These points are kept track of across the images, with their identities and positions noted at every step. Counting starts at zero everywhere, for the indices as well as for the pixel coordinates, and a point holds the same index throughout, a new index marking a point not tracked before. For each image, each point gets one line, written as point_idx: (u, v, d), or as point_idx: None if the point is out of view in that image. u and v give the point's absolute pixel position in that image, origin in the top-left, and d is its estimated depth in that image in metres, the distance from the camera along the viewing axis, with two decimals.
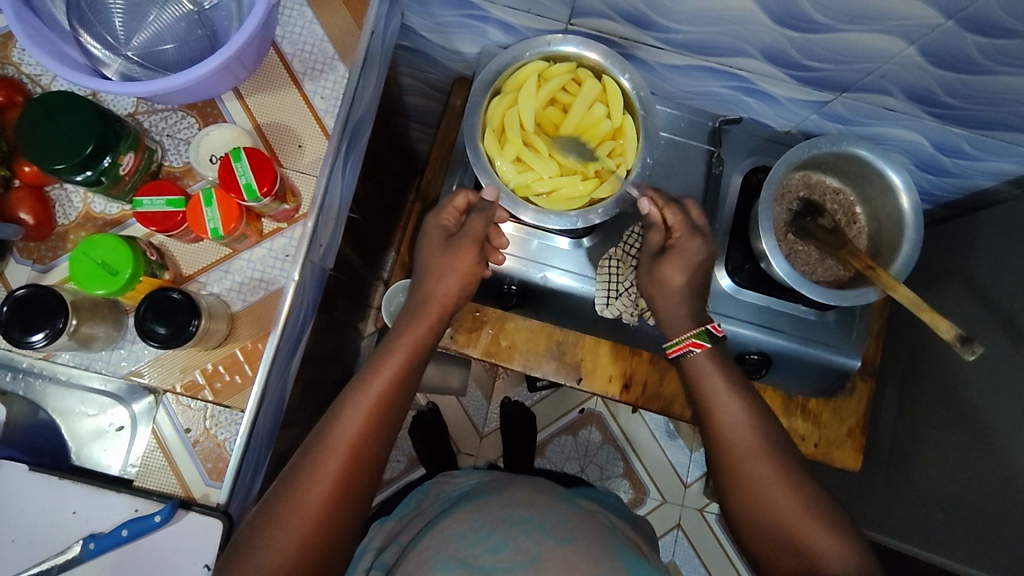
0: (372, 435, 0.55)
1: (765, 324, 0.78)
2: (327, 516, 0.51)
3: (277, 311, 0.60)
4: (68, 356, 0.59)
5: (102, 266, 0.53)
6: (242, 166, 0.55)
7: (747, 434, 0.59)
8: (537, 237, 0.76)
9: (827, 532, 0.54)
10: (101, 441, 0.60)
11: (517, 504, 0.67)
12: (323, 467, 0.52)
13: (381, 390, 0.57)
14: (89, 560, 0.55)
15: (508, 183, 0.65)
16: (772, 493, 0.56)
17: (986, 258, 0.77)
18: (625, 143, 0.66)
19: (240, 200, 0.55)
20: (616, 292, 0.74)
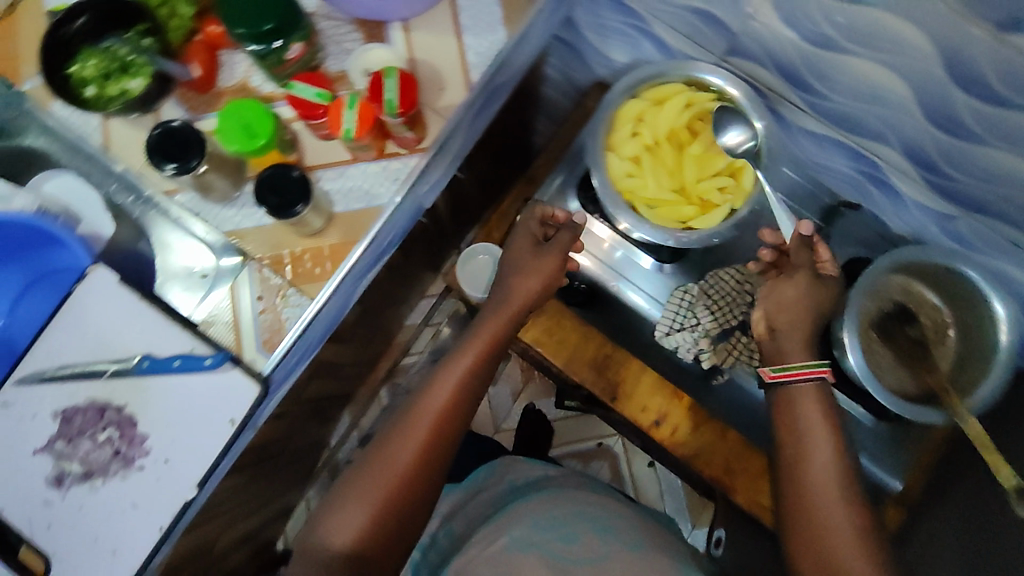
0: (458, 408, 0.61)
1: None
2: (418, 465, 0.57)
3: (371, 225, 0.65)
4: (185, 199, 0.65)
5: (247, 126, 0.58)
6: (391, 83, 0.59)
7: (829, 484, 0.56)
8: (623, 248, 0.80)
9: None
10: (184, 281, 0.66)
11: (585, 501, 0.71)
12: (408, 435, 0.58)
13: (469, 365, 0.62)
14: (136, 377, 0.59)
15: (615, 182, 0.65)
16: (842, 547, 0.53)
17: None
18: (740, 181, 0.65)
19: (378, 110, 0.59)
20: (682, 325, 0.71)
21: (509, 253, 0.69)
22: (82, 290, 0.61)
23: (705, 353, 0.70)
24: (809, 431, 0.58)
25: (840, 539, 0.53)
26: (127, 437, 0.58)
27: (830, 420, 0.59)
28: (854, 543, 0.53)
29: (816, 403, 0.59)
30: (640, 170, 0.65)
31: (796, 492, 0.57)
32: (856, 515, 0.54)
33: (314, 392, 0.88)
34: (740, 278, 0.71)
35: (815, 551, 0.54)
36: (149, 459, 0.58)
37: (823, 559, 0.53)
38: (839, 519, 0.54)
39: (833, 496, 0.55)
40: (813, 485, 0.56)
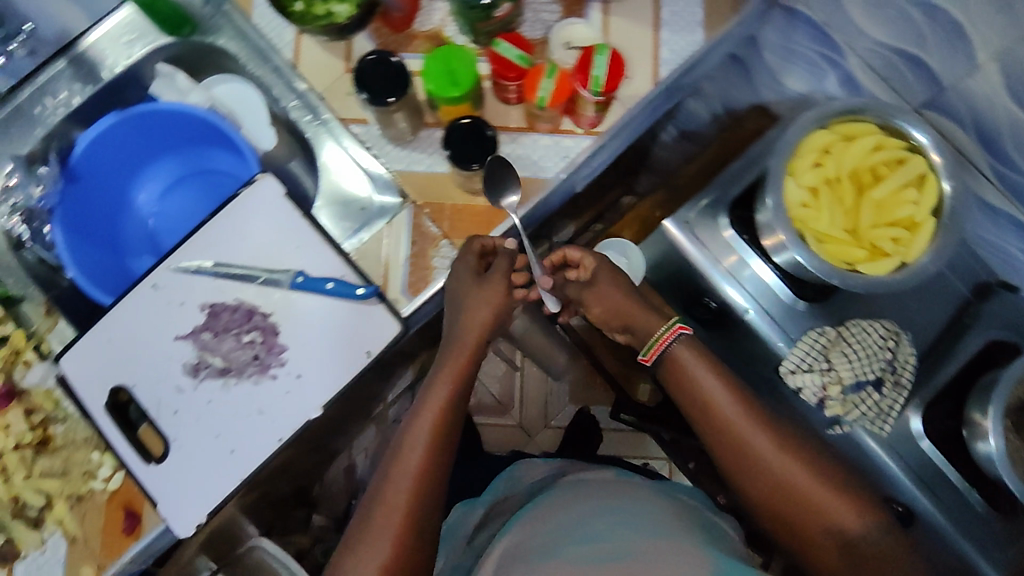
0: (434, 458, 0.57)
1: (927, 483, 0.71)
2: (411, 516, 0.55)
3: (532, 196, 0.64)
4: (361, 130, 0.66)
5: (453, 73, 0.58)
6: (601, 60, 0.59)
7: (741, 414, 0.57)
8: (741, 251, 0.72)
9: (840, 497, 0.55)
10: (339, 210, 0.66)
11: (604, 497, 0.68)
12: (395, 484, 0.55)
13: (436, 415, 0.58)
14: (288, 290, 0.60)
15: (788, 208, 0.64)
16: (784, 466, 0.56)
17: None
18: (914, 237, 0.63)
19: (581, 86, 0.59)
20: (817, 368, 0.70)
21: (459, 291, 0.60)
22: (249, 194, 0.62)
23: (832, 400, 0.71)
24: (697, 369, 0.59)
25: (780, 463, 0.56)
26: (268, 344, 0.59)
27: (704, 355, 0.60)
28: (807, 474, 0.56)
29: (693, 353, 0.60)
30: (815, 202, 0.64)
31: (721, 436, 0.58)
32: (781, 438, 0.57)
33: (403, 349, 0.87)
34: (883, 334, 0.71)
35: (779, 493, 0.56)
36: (282, 371, 0.59)
37: (781, 497, 0.56)
38: (769, 446, 0.56)
39: (748, 420, 0.57)
40: (733, 416, 0.57)
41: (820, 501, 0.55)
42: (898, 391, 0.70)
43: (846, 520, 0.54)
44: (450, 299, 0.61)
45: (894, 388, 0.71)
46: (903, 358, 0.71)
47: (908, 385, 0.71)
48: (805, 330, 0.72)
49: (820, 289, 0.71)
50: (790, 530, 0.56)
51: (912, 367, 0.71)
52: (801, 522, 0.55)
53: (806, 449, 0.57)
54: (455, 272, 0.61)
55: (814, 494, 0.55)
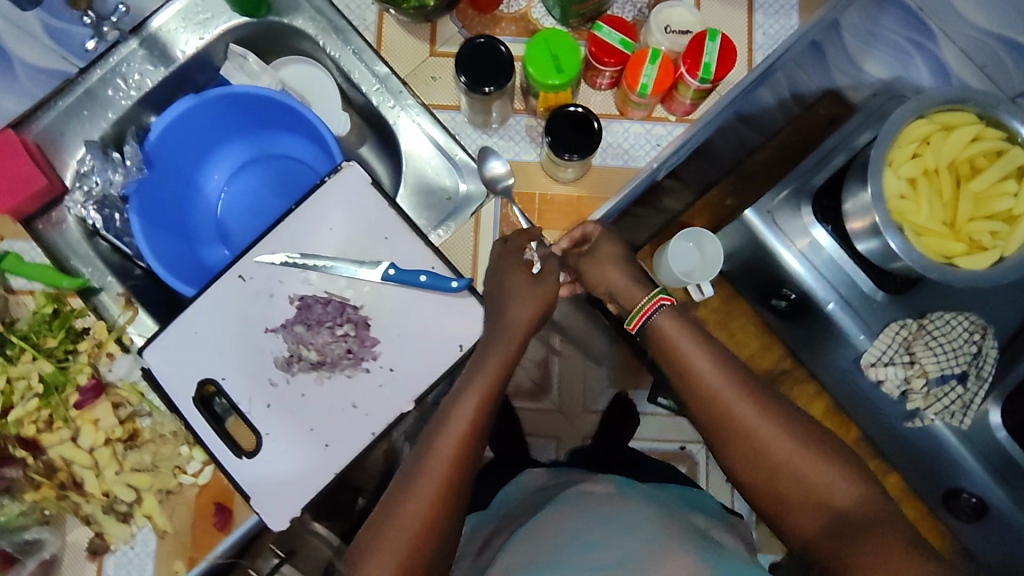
0: (454, 487, 0.49)
1: (1001, 475, 0.71)
2: (419, 540, 0.48)
3: (622, 184, 0.64)
4: (449, 117, 0.66)
5: (553, 56, 0.58)
6: (712, 46, 0.58)
7: (724, 387, 0.50)
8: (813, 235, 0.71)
9: (826, 460, 0.48)
10: (424, 199, 0.66)
11: (591, 498, 0.59)
12: (412, 502, 0.48)
13: (457, 441, 0.50)
14: (378, 282, 0.59)
15: (885, 200, 0.63)
16: (769, 436, 0.49)
17: None
18: (1013, 230, 0.62)
19: (690, 73, 0.59)
20: (900, 361, 0.71)
21: (506, 294, 0.56)
22: (333, 182, 0.60)
23: (915, 393, 0.72)
24: (681, 344, 0.52)
25: (768, 437, 0.49)
26: (361, 338, 0.58)
27: (694, 331, 0.53)
28: (790, 439, 0.49)
29: (679, 325, 0.53)
30: (912, 194, 0.63)
31: (714, 424, 0.51)
32: (770, 409, 0.50)
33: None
34: (969, 327, 0.70)
35: (771, 472, 0.49)
36: (374, 364, 0.58)
37: (766, 466, 0.49)
38: (758, 416, 0.49)
39: (733, 392, 0.50)
40: (720, 392, 0.50)
41: (811, 469, 0.48)
42: (979, 384, 0.71)
43: (836, 488, 0.47)
44: (491, 304, 0.57)
45: (975, 380, 0.71)
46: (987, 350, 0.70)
47: (988, 378, 0.71)
48: (891, 323, 0.71)
49: (904, 281, 0.70)
50: (783, 504, 0.48)
51: (995, 358, 0.70)
52: (809, 510, 0.47)
53: (794, 416, 0.50)
54: (507, 273, 0.57)
55: (801, 463, 0.48)
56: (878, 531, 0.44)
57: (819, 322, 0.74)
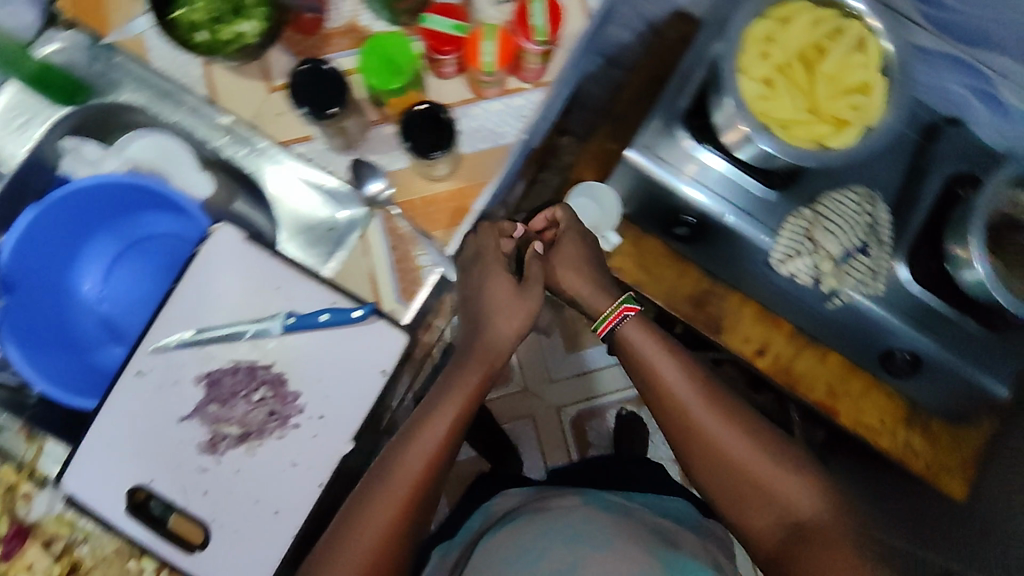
0: (420, 495, 0.56)
1: (922, 324, 0.73)
2: (388, 542, 0.54)
3: (498, 165, 0.62)
4: (306, 148, 0.62)
5: (392, 61, 0.56)
6: (539, 8, 0.59)
7: (687, 394, 0.61)
8: (696, 155, 0.72)
9: (789, 474, 0.57)
10: (307, 236, 0.64)
11: (552, 514, 0.70)
12: (376, 510, 0.55)
13: (423, 467, 0.56)
14: (281, 334, 0.57)
15: (747, 104, 0.64)
16: (730, 442, 0.59)
17: None
18: (872, 99, 0.63)
19: (525, 38, 0.59)
20: (802, 249, 0.73)
21: (488, 305, 0.64)
22: (206, 250, 0.57)
23: (826, 275, 0.74)
24: (655, 357, 0.63)
25: (727, 441, 0.59)
26: (280, 395, 0.56)
27: (666, 344, 0.64)
28: (749, 448, 0.59)
29: (643, 331, 0.65)
30: (770, 92, 0.64)
31: (680, 421, 0.61)
32: (731, 415, 0.60)
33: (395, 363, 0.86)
34: (857, 200, 0.73)
35: (731, 470, 0.59)
36: (303, 416, 0.56)
37: (724, 468, 0.59)
38: (718, 425, 0.60)
39: (700, 402, 0.61)
40: (689, 399, 0.61)
41: (768, 475, 0.58)
42: (885, 249, 0.73)
43: (793, 498, 0.56)
44: (472, 308, 0.65)
45: (881, 246, 0.73)
46: (880, 216, 0.73)
47: (887, 240, 0.73)
48: (786, 215, 0.73)
49: (786, 176, 0.71)
50: (743, 501, 0.59)
51: (892, 222, 0.73)
52: (756, 499, 0.58)
53: (757, 429, 0.60)
54: (488, 277, 0.64)
55: (758, 466, 0.58)
56: (824, 535, 0.54)
57: (725, 238, 0.76)
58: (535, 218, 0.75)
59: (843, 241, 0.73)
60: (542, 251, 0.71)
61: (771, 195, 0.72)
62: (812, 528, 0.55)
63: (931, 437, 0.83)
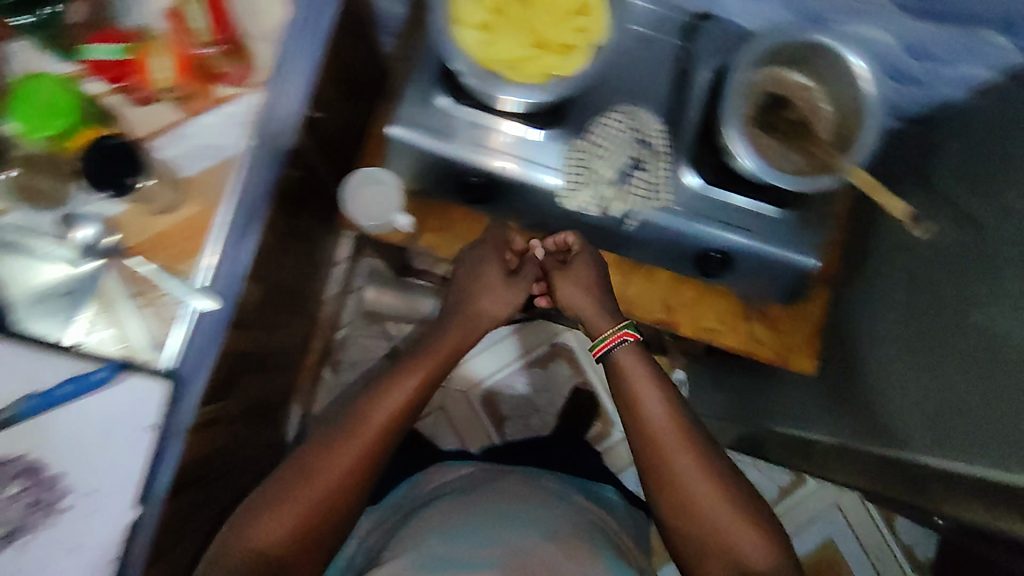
0: (372, 464, 0.63)
1: (725, 220, 0.73)
2: (338, 494, 0.61)
3: (228, 180, 0.61)
4: (16, 218, 0.58)
5: (58, 102, 0.54)
6: (200, 12, 0.60)
7: (659, 426, 0.68)
8: (455, 109, 0.71)
9: (753, 529, 0.62)
10: (40, 308, 0.58)
11: (516, 499, 0.88)
12: (341, 451, 0.62)
13: (370, 435, 0.63)
14: (24, 421, 0.55)
15: (471, 52, 0.61)
16: (692, 486, 0.64)
17: (948, 165, 0.73)
18: (593, 18, 0.62)
19: (197, 47, 0.59)
20: (583, 182, 0.72)
21: (482, 281, 0.78)
22: None
23: (613, 202, 0.74)
24: (644, 387, 0.70)
25: (688, 476, 0.65)
26: (44, 482, 0.56)
27: (659, 379, 0.71)
28: (711, 494, 0.64)
29: (633, 357, 0.72)
30: (492, 34, 0.61)
31: (652, 446, 0.67)
32: (701, 454, 0.66)
33: (238, 391, 0.87)
34: (621, 120, 0.73)
35: (678, 506, 0.65)
36: (74, 496, 0.57)
37: (688, 514, 0.64)
38: (686, 464, 0.65)
39: (671, 438, 0.66)
40: (661, 440, 0.66)
41: (728, 526, 0.62)
42: (667, 162, 0.73)
43: (748, 550, 0.61)
44: (466, 276, 0.79)
45: (660, 159, 0.73)
46: (650, 128, 0.73)
47: (668, 151, 0.73)
48: (555, 151, 0.72)
49: (551, 111, 0.70)
50: (704, 548, 0.63)
51: (665, 134, 0.73)
52: (706, 535, 0.63)
53: (730, 478, 0.65)
54: (484, 260, 0.78)
55: (721, 513, 0.63)
56: None
57: (514, 190, 0.75)
58: (513, 232, 0.80)
59: (618, 164, 0.72)
60: (558, 262, 0.79)
61: (543, 135, 0.72)
62: None
63: (772, 323, 0.84)
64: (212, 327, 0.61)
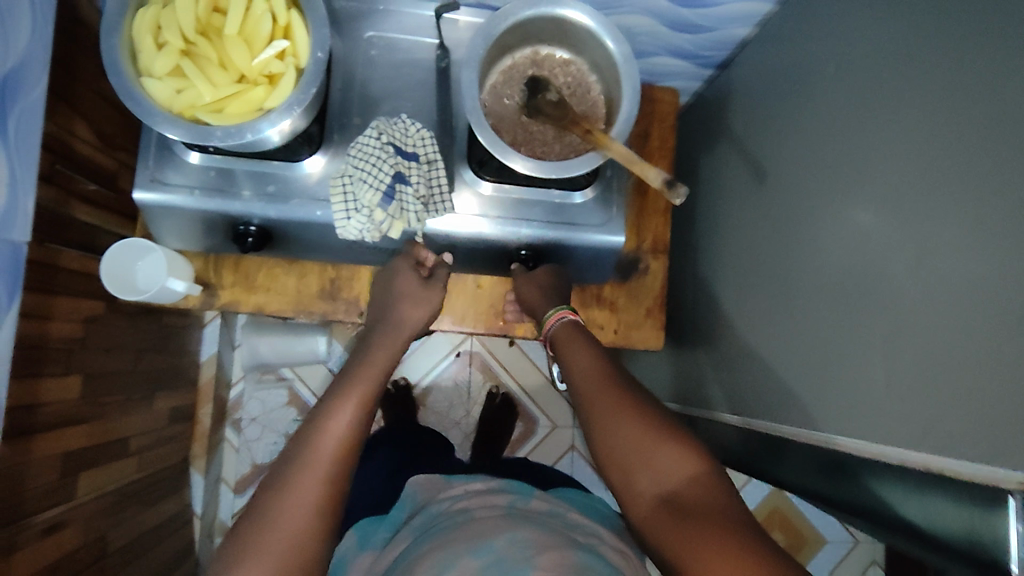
0: (338, 480, 0.55)
1: (521, 217, 0.74)
2: (304, 539, 0.51)
3: None
4: None
5: None
6: None
7: (587, 361, 0.64)
8: (206, 162, 0.67)
9: (671, 448, 0.54)
10: None
11: (492, 524, 0.69)
12: (310, 469, 0.54)
13: (339, 437, 0.56)
14: None
15: (168, 107, 0.57)
16: (618, 422, 0.57)
17: (746, 117, 0.80)
18: (295, 40, 0.58)
19: None
20: (354, 208, 0.66)
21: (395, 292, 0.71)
22: None
23: (388, 222, 0.67)
24: (568, 344, 0.68)
25: (612, 399, 0.59)
26: None
27: (582, 337, 0.68)
28: (639, 426, 0.56)
29: (572, 332, 0.69)
30: (186, 81, 0.57)
31: (576, 390, 0.63)
32: (619, 385, 0.61)
33: (79, 488, 0.83)
34: (377, 135, 0.66)
35: (614, 453, 0.57)
36: None
37: (612, 450, 0.57)
38: (618, 399, 0.59)
39: (593, 371, 0.63)
40: (586, 373, 0.63)
41: (647, 449, 0.55)
42: (439, 168, 0.69)
43: (669, 472, 0.53)
44: (383, 299, 0.72)
45: (431, 167, 0.69)
46: (413, 136, 0.68)
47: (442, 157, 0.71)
48: (328, 180, 0.69)
49: (307, 136, 0.65)
50: (626, 463, 0.55)
51: (431, 140, 0.68)
52: (627, 467, 0.55)
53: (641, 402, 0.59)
54: (396, 275, 0.72)
55: (643, 441, 0.55)
56: (698, 507, 0.50)
57: (294, 229, 0.72)
58: (423, 248, 0.74)
59: (386, 183, 0.66)
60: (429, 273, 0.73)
61: (304, 166, 0.69)
62: (687, 500, 0.51)
63: (605, 302, 0.84)
64: None
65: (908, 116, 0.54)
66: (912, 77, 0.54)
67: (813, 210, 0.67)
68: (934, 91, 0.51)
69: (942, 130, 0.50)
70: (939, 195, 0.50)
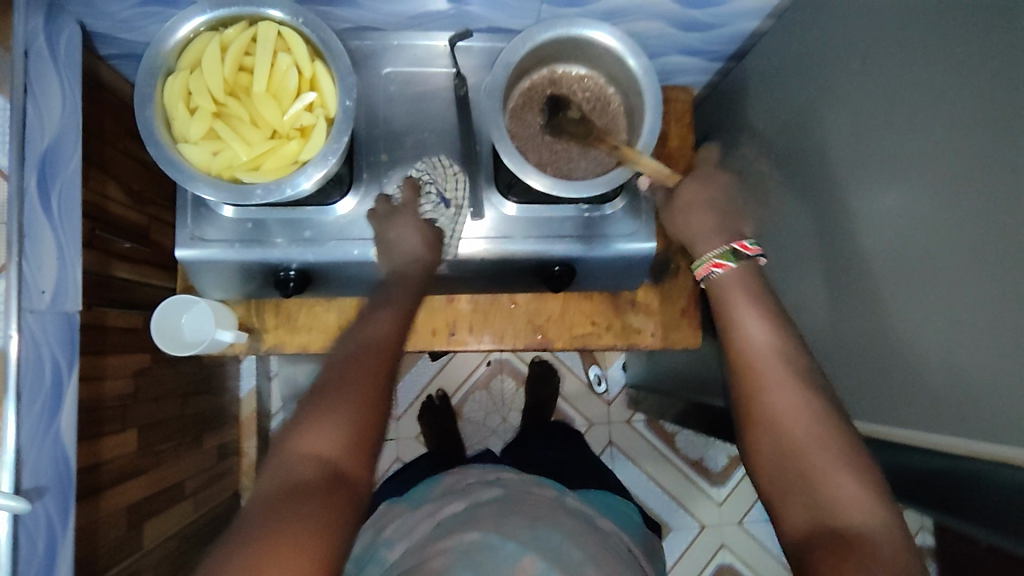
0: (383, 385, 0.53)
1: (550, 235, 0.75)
2: (349, 435, 0.48)
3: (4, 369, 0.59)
4: None
5: None
6: None
7: (765, 343, 0.57)
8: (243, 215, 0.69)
9: (852, 471, 0.49)
10: None
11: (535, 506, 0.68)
12: (357, 365, 0.52)
13: (381, 344, 0.56)
14: None
15: (208, 170, 0.58)
16: (789, 412, 0.53)
17: (765, 109, 0.81)
18: (323, 91, 0.59)
19: None
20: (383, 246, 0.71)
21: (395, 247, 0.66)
22: None
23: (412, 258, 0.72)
24: (734, 302, 0.60)
25: (786, 383, 0.54)
26: None
27: (752, 293, 0.60)
28: (809, 425, 0.52)
29: (739, 285, 0.61)
30: (223, 143, 0.58)
31: (739, 366, 0.57)
32: (799, 378, 0.55)
33: (146, 536, 0.85)
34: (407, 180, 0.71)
35: (784, 455, 0.52)
36: None
37: (778, 451, 0.52)
38: (787, 394, 0.54)
39: (759, 349, 0.57)
40: (757, 349, 0.57)
41: (823, 465, 0.50)
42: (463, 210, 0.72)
43: (840, 491, 0.49)
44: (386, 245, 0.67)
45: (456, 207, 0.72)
46: (448, 177, 0.72)
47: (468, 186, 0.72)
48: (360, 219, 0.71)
49: (338, 179, 0.66)
50: (786, 484, 0.51)
51: (462, 179, 0.72)
52: (794, 489, 0.51)
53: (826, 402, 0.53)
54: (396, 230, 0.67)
55: (815, 442, 0.51)
56: (860, 543, 0.46)
57: (332, 269, 0.73)
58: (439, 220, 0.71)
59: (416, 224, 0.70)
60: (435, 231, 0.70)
61: (335, 209, 0.70)
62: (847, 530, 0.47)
63: (643, 307, 0.84)
64: (46, 522, 0.61)
65: (931, 109, 0.54)
66: (930, 68, 0.54)
67: (837, 200, 0.67)
68: (955, 86, 0.51)
69: (967, 125, 0.50)
70: (968, 189, 0.50)
